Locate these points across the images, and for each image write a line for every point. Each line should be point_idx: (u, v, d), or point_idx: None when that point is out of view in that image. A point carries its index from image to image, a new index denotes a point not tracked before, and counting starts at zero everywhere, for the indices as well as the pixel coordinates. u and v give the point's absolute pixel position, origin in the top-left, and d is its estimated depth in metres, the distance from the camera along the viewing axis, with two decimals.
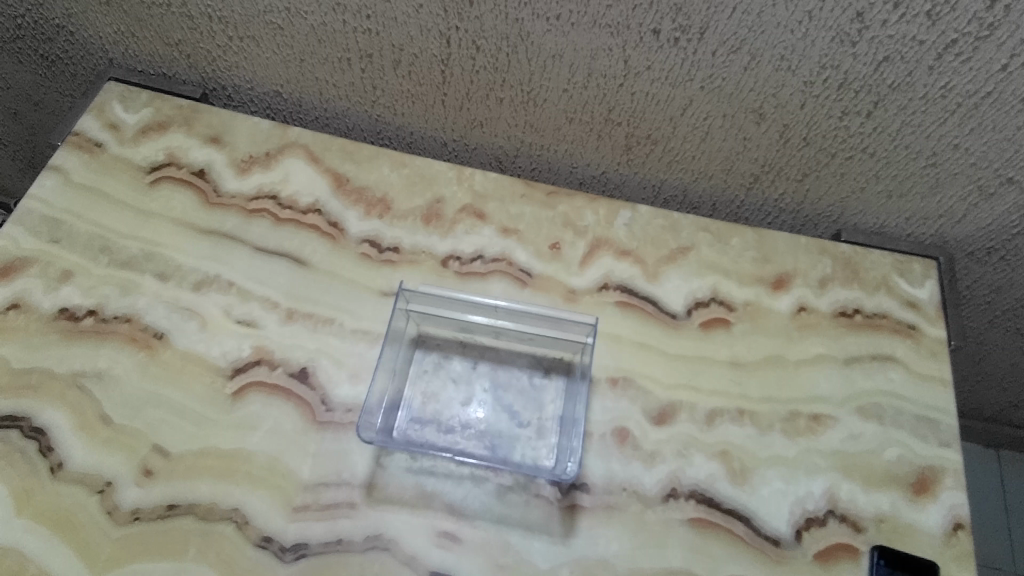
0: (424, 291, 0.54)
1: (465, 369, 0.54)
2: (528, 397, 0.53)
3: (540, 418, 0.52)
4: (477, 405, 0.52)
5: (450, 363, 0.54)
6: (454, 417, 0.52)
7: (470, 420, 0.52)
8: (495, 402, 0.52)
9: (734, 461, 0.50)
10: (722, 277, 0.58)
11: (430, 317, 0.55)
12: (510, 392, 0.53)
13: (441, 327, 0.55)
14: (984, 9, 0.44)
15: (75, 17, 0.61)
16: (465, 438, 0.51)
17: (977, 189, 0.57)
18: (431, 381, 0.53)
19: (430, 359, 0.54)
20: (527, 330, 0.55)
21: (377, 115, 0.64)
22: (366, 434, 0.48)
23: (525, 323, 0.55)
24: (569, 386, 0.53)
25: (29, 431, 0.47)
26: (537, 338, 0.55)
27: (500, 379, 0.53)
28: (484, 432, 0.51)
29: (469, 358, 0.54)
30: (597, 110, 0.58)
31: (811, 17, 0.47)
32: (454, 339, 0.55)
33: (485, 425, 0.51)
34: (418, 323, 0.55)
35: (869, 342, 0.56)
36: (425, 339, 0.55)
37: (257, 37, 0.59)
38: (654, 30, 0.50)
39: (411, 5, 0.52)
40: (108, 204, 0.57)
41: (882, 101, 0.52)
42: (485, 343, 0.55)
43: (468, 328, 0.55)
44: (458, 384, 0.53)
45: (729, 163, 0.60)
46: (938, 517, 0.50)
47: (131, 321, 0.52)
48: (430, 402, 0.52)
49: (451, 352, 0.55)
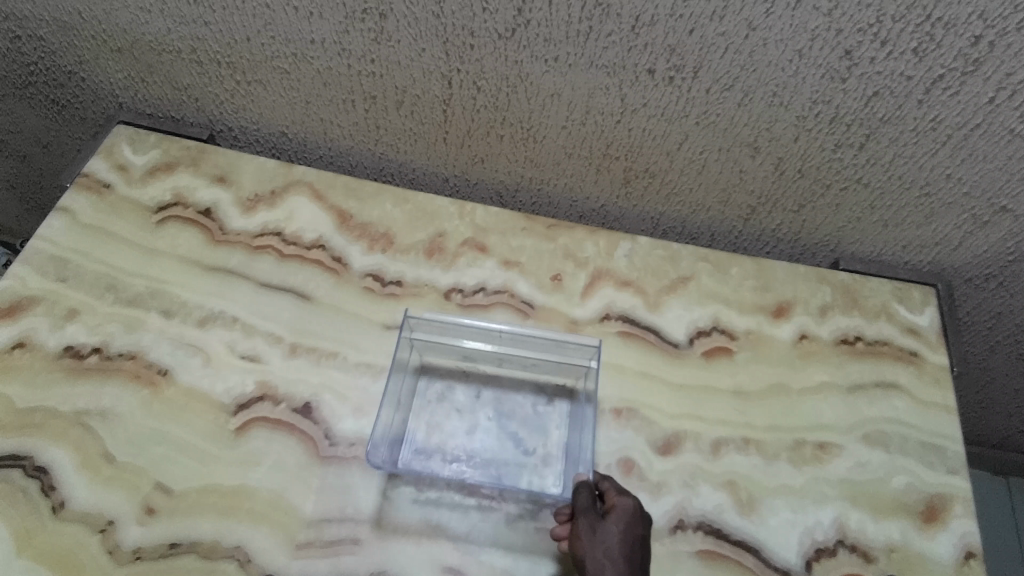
0: (428, 318, 0.54)
1: (469, 397, 0.54)
2: (533, 424, 0.53)
3: (546, 445, 0.52)
4: (482, 433, 0.52)
5: (454, 392, 0.54)
6: (459, 446, 0.51)
7: (475, 449, 0.51)
8: (500, 429, 0.52)
9: (741, 491, 0.50)
10: (723, 306, 0.58)
11: (434, 345, 0.56)
12: (514, 420, 0.53)
13: (443, 355, 0.56)
14: (969, 46, 0.46)
15: (87, 64, 0.63)
16: (471, 467, 0.50)
17: (971, 217, 0.58)
18: (434, 411, 0.53)
19: (434, 388, 0.54)
20: (530, 355, 0.55)
21: (380, 153, 0.65)
22: (374, 462, 0.48)
23: (529, 347, 0.55)
24: (575, 409, 0.54)
25: (32, 470, 0.47)
26: (539, 364, 0.55)
27: (505, 407, 0.54)
28: (489, 461, 0.51)
29: (473, 386, 0.55)
30: (595, 146, 0.59)
31: (802, 55, 0.48)
32: (456, 368, 0.55)
33: (490, 451, 0.51)
34: (421, 352, 0.56)
35: (871, 369, 0.56)
36: (429, 369, 0.55)
37: (265, 81, 0.61)
38: (650, 70, 0.52)
39: (414, 49, 0.54)
40: (115, 243, 0.58)
41: (874, 134, 0.53)
42: (489, 370, 0.55)
43: (471, 356, 0.56)
44: (461, 412, 0.53)
45: (726, 195, 0.61)
46: (949, 547, 0.49)
47: (135, 357, 0.52)
48: (434, 432, 0.52)
49: (455, 381, 0.55)
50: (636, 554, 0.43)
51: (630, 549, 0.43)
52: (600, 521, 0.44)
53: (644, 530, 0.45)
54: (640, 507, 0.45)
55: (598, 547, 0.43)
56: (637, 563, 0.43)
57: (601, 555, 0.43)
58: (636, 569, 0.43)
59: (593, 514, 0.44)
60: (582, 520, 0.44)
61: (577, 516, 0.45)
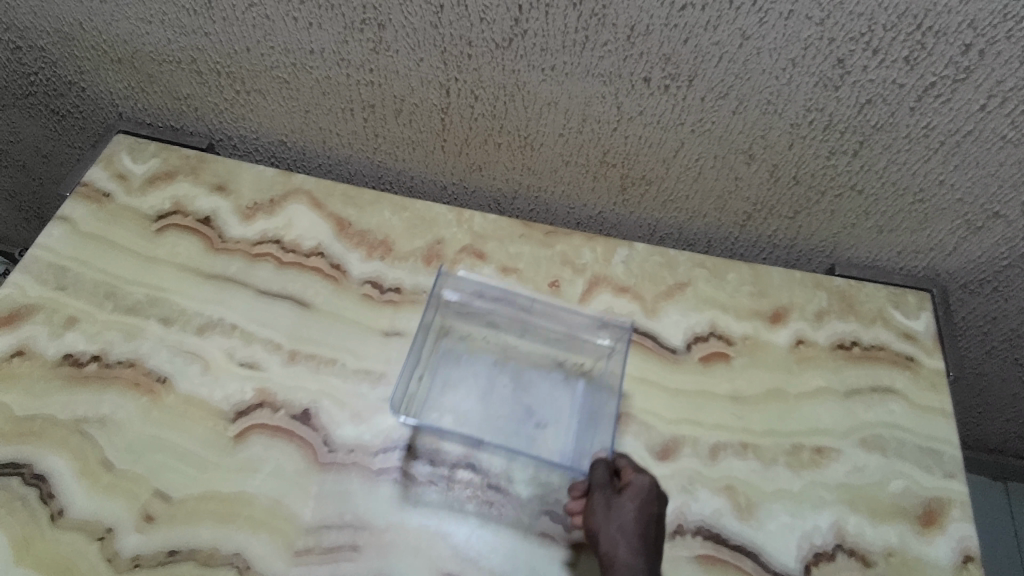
0: (462, 275, 0.58)
1: (490, 364, 0.56)
2: (549, 394, 0.55)
3: (560, 418, 0.54)
4: (499, 399, 0.54)
5: (475, 357, 0.57)
6: (476, 411, 0.53)
7: (493, 413, 0.53)
8: (516, 396, 0.54)
9: (740, 496, 0.50)
10: (720, 312, 0.58)
11: (460, 306, 0.59)
12: (531, 390, 0.55)
13: (468, 319, 0.58)
14: (959, 54, 0.46)
15: (88, 74, 0.64)
16: (488, 429, 0.52)
17: (965, 223, 0.58)
18: (455, 371, 0.56)
19: (455, 350, 0.57)
20: (553, 328, 0.58)
21: (379, 162, 0.66)
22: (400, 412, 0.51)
23: (552, 320, 0.58)
24: (591, 389, 0.55)
25: (30, 477, 0.47)
26: (561, 338, 0.58)
27: (522, 376, 0.56)
28: (502, 425, 0.53)
29: (493, 356, 0.57)
30: (592, 153, 0.60)
31: (795, 64, 0.49)
32: (478, 333, 0.58)
33: (506, 417, 0.53)
34: (446, 312, 0.58)
35: (868, 374, 0.57)
36: (450, 331, 0.58)
37: (264, 91, 0.61)
38: (645, 78, 0.52)
39: (412, 59, 0.55)
40: (114, 251, 0.58)
41: (867, 141, 0.54)
42: (510, 341, 0.58)
43: (495, 324, 0.59)
44: (481, 377, 0.55)
45: (722, 202, 0.61)
46: (947, 551, 0.49)
47: (134, 365, 0.53)
48: (452, 393, 0.54)
49: (476, 345, 0.57)
50: (649, 531, 0.44)
51: (645, 525, 0.44)
52: (614, 497, 0.45)
53: (659, 508, 0.45)
54: (655, 485, 0.46)
55: (611, 522, 0.44)
56: (650, 539, 0.44)
57: (614, 530, 0.44)
58: (648, 544, 0.44)
59: (608, 490, 0.46)
60: (597, 495, 0.45)
61: (592, 491, 0.46)
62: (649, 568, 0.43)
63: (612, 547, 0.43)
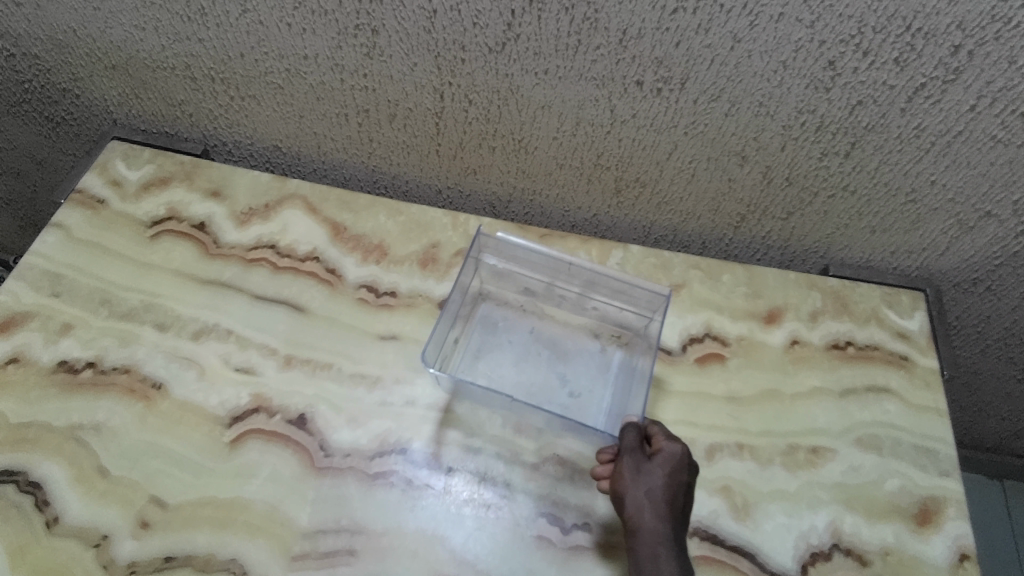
0: (501, 239, 0.58)
1: (526, 332, 0.59)
2: (583, 365, 0.57)
3: (594, 389, 0.56)
4: (534, 365, 0.57)
5: (511, 323, 0.59)
6: (513, 376, 0.56)
7: (529, 378, 0.56)
8: (551, 364, 0.57)
9: (736, 496, 0.50)
10: (715, 313, 0.59)
11: (499, 269, 0.60)
12: (567, 359, 0.57)
13: (507, 284, 0.61)
14: (949, 55, 0.46)
15: (82, 81, 0.64)
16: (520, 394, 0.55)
17: (956, 222, 0.58)
18: (493, 337, 0.58)
19: (492, 316, 0.60)
20: (591, 299, 0.59)
21: (374, 166, 0.66)
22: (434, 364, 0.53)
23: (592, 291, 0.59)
24: (625, 362, 0.57)
25: (26, 485, 0.47)
26: (600, 308, 0.59)
27: (557, 345, 0.58)
28: (535, 391, 0.55)
29: (531, 323, 0.59)
30: (586, 156, 0.60)
31: (786, 66, 0.49)
32: (515, 301, 0.61)
33: (540, 383, 0.56)
34: (484, 276, 0.61)
35: (863, 373, 0.57)
36: (488, 295, 0.61)
37: (258, 96, 0.61)
38: (638, 81, 0.53)
39: (406, 64, 0.55)
40: (109, 257, 0.58)
41: (859, 142, 0.54)
42: (547, 309, 0.60)
43: (533, 291, 0.61)
44: (517, 345, 0.58)
45: (715, 204, 0.62)
46: (943, 549, 0.49)
47: (130, 371, 0.53)
48: (489, 359, 0.57)
49: (512, 312, 0.60)
50: (677, 499, 0.45)
51: (674, 493, 0.45)
52: (643, 462, 0.46)
53: (688, 477, 0.46)
54: (687, 455, 0.46)
55: (639, 486, 0.45)
56: (677, 506, 0.45)
57: (642, 495, 0.45)
58: (674, 512, 0.45)
59: (639, 455, 0.46)
60: (626, 459, 0.46)
61: (622, 455, 0.47)
62: (674, 534, 0.44)
63: (638, 512, 0.44)
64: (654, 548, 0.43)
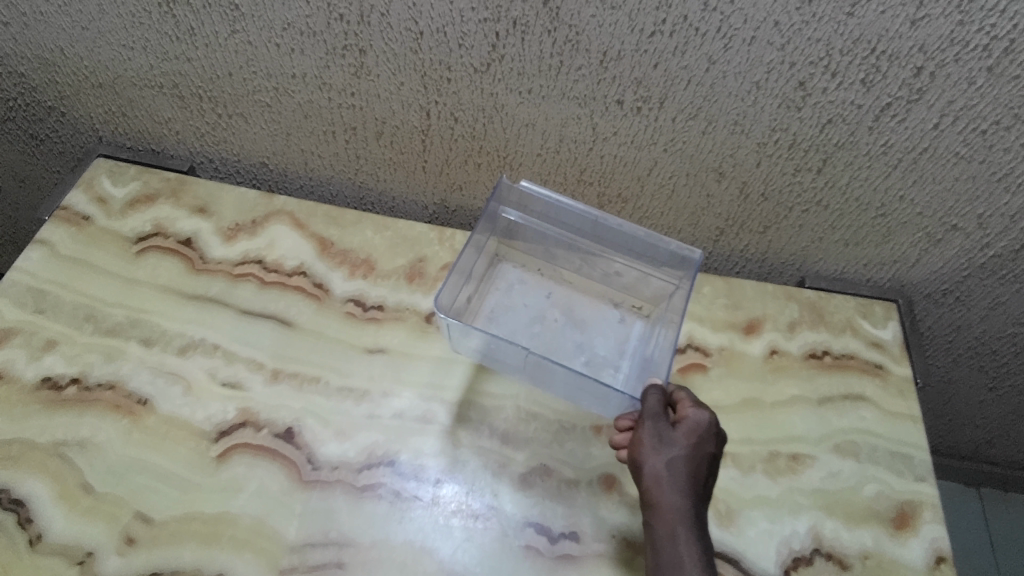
0: (525, 188, 0.56)
1: (543, 298, 0.59)
2: (601, 333, 0.57)
3: (610, 358, 0.56)
4: (552, 331, 0.57)
5: (528, 289, 0.59)
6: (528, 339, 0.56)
7: (545, 343, 0.56)
8: (568, 331, 0.57)
9: (719, 503, 0.51)
10: (696, 325, 0.60)
11: (519, 227, 0.59)
12: (585, 327, 0.58)
13: (526, 247, 0.60)
14: (912, 76, 0.49)
15: (68, 99, 0.64)
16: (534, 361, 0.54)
17: (926, 235, 0.61)
18: (512, 299, 0.58)
19: (508, 278, 0.59)
20: (612, 261, 0.59)
21: (361, 182, 0.67)
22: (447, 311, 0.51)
23: (614, 254, 0.58)
24: (644, 332, 0.57)
25: (8, 503, 0.47)
26: (621, 275, 0.59)
27: (575, 313, 0.58)
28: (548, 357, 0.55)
29: (550, 290, 0.59)
30: (569, 173, 0.62)
31: (759, 87, 0.51)
32: (534, 265, 0.60)
33: (557, 348, 0.56)
34: (500, 237, 0.60)
35: (840, 382, 0.58)
36: (505, 258, 0.60)
37: (246, 114, 0.62)
38: (618, 101, 0.54)
39: (394, 83, 0.56)
40: (94, 274, 0.58)
41: (830, 159, 0.56)
42: (565, 276, 0.60)
43: (553, 256, 0.60)
44: (535, 310, 0.58)
45: (695, 218, 0.64)
46: (920, 552, 0.51)
47: (114, 388, 0.52)
48: (505, 321, 0.57)
49: (529, 276, 0.60)
50: (699, 470, 0.45)
51: (695, 464, 0.45)
52: (665, 430, 0.46)
53: (711, 448, 0.46)
54: (713, 424, 0.47)
55: (660, 455, 0.45)
56: (698, 477, 0.45)
57: (663, 465, 0.45)
58: (693, 483, 0.45)
59: (662, 422, 0.46)
60: (649, 426, 0.46)
61: (644, 420, 0.46)
62: (692, 505, 0.44)
63: (658, 480, 0.45)
64: (672, 518, 0.44)
